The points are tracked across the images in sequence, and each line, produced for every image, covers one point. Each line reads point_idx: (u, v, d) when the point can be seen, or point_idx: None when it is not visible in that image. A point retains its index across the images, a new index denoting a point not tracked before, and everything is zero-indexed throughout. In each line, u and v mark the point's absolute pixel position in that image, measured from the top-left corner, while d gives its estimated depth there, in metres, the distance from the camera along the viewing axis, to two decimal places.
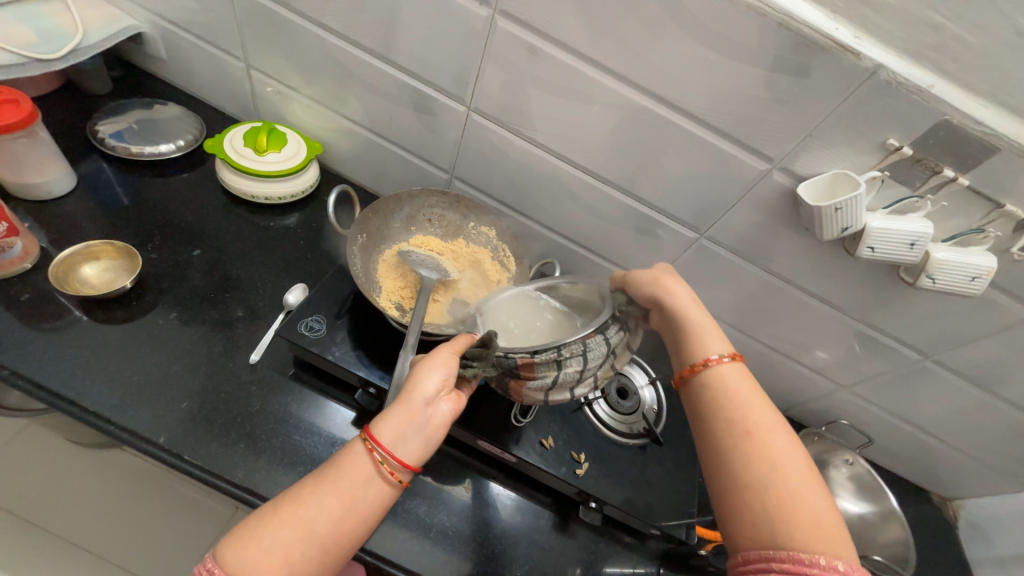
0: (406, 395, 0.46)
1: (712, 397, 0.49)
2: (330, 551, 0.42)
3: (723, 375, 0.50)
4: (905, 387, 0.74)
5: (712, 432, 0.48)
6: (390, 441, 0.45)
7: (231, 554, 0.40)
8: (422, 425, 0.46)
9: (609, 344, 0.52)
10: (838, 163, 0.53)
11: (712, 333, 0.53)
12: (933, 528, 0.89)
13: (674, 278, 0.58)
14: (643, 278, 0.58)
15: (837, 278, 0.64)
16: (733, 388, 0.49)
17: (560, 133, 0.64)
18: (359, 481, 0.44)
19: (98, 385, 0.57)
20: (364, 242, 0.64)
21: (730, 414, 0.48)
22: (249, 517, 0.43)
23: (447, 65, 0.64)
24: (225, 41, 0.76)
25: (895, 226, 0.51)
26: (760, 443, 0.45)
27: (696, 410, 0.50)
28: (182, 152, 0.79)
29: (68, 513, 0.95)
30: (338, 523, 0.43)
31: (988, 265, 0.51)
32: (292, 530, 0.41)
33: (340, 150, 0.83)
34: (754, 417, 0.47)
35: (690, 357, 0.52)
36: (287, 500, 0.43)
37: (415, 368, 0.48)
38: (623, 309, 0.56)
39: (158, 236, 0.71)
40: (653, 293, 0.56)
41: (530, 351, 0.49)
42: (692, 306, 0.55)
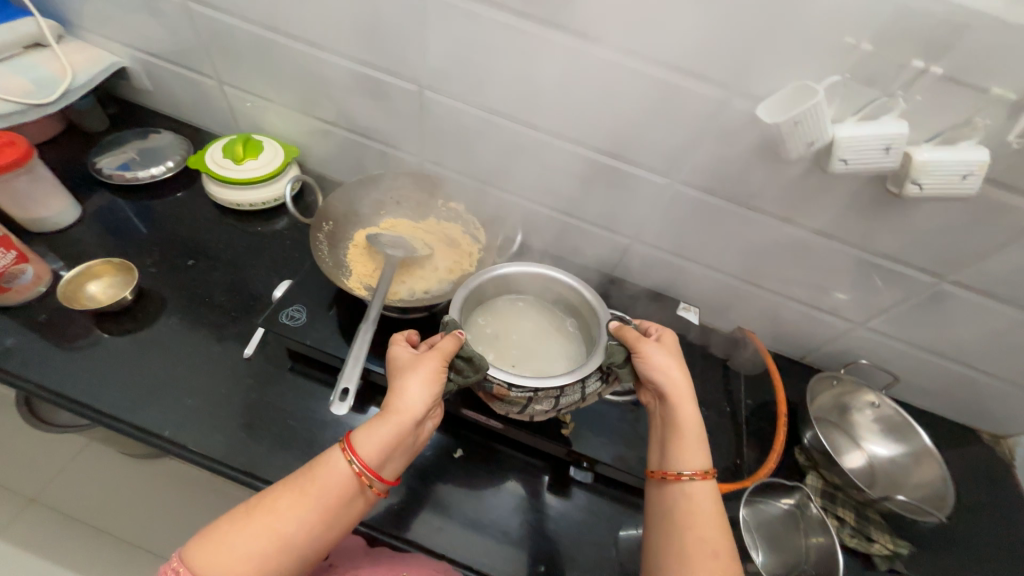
0: (393, 412, 0.49)
1: (681, 509, 0.50)
2: (307, 559, 0.46)
3: (697, 490, 0.50)
4: (925, 315, 0.68)
5: (675, 543, 0.48)
6: (377, 464, 0.48)
7: (207, 558, 0.42)
8: (406, 448, 0.50)
9: (584, 391, 0.52)
10: (797, 75, 0.49)
11: (700, 444, 0.52)
12: (988, 470, 0.81)
13: (680, 364, 0.55)
14: (658, 363, 0.54)
15: (824, 203, 0.59)
16: (703, 504, 0.50)
17: (512, 96, 0.63)
18: (344, 495, 0.47)
19: (109, 389, 0.62)
20: (330, 230, 0.66)
21: (695, 529, 0.48)
22: (224, 522, 0.45)
23: (392, 45, 0.64)
24: (196, 62, 0.80)
25: (866, 132, 0.47)
26: (719, 564, 0.46)
27: (664, 511, 0.51)
28: (173, 173, 0.85)
29: (129, 513, 1.05)
30: (318, 534, 0.46)
31: (980, 158, 0.46)
32: (272, 542, 0.44)
33: (318, 151, 0.86)
34: (716, 536, 0.48)
35: (672, 460, 0.52)
36: (264, 511, 0.45)
37: (404, 385, 0.50)
38: (618, 368, 0.54)
39: (156, 251, 0.76)
40: (659, 379, 0.53)
41: (507, 384, 0.51)
42: (688, 403, 0.53)
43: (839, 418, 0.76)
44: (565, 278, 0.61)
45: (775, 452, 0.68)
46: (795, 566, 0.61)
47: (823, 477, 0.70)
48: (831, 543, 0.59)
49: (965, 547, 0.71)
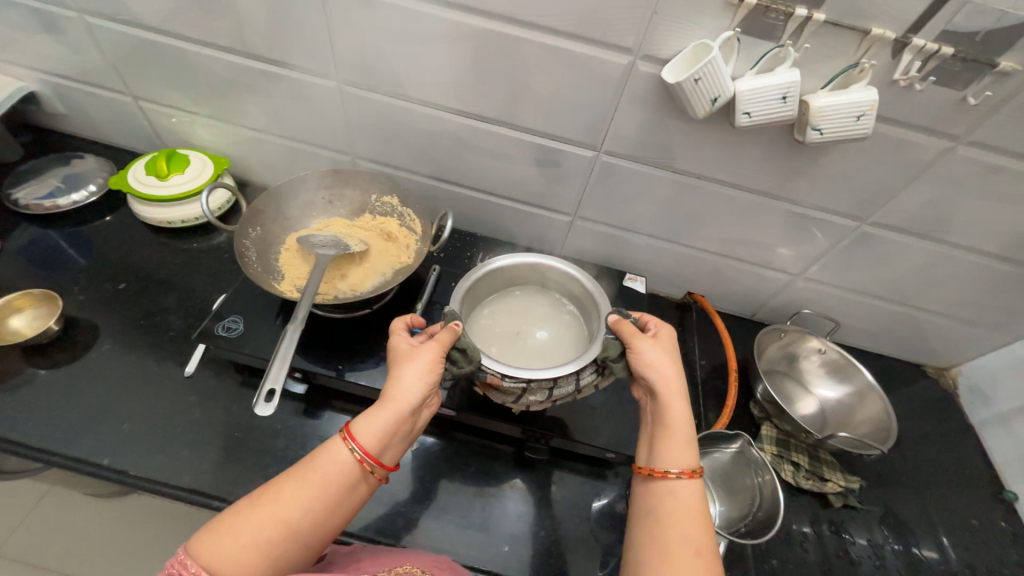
0: (392, 399, 0.48)
1: (665, 507, 0.47)
2: (311, 548, 0.45)
3: (682, 487, 0.48)
4: (855, 259, 0.71)
5: (659, 541, 0.45)
6: (379, 450, 0.47)
7: (209, 552, 0.41)
8: (406, 433, 0.50)
9: (578, 384, 0.53)
10: (693, 34, 0.50)
11: (689, 440, 0.50)
12: (934, 401, 0.84)
13: (676, 362, 0.54)
14: (651, 359, 0.53)
15: (742, 159, 0.61)
16: (690, 502, 0.47)
17: (430, 82, 0.63)
18: (347, 483, 0.46)
19: (41, 423, 0.59)
20: (258, 235, 0.64)
21: (677, 527, 0.46)
22: (223, 514, 0.44)
23: (301, 42, 0.63)
24: (106, 79, 0.77)
25: (762, 83, 0.48)
26: (701, 564, 0.43)
27: (647, 507, 0.49)
28: (97, 197, 0.81)
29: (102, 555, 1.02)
30: (323, 523, 0.45)
31: (869, 98, 0.47)
32: (274, 533, 0.43)
33: (249, 160, 0.84)
34: (700, 534, 0.45)
35: (660, 457, 0.50)
36: (264, 502, 0.44)
37: (403, 370, 0.49)
38: (614, 364, 0.54)
39: (84, 278, 0.74)
40: (650, 375, 0.52)
41: (500, 373, 0.51)
42: (681, 401, 0.52)
43: (789, 367, 0.79)
44: (570, 268, 0.63)
45: (729, 407, 0.70)
46: (753, 509, 0.62)
47: (777, 426, 0.72)
48: (773, 480, 0.61)
49: (914, 476, 0.74)
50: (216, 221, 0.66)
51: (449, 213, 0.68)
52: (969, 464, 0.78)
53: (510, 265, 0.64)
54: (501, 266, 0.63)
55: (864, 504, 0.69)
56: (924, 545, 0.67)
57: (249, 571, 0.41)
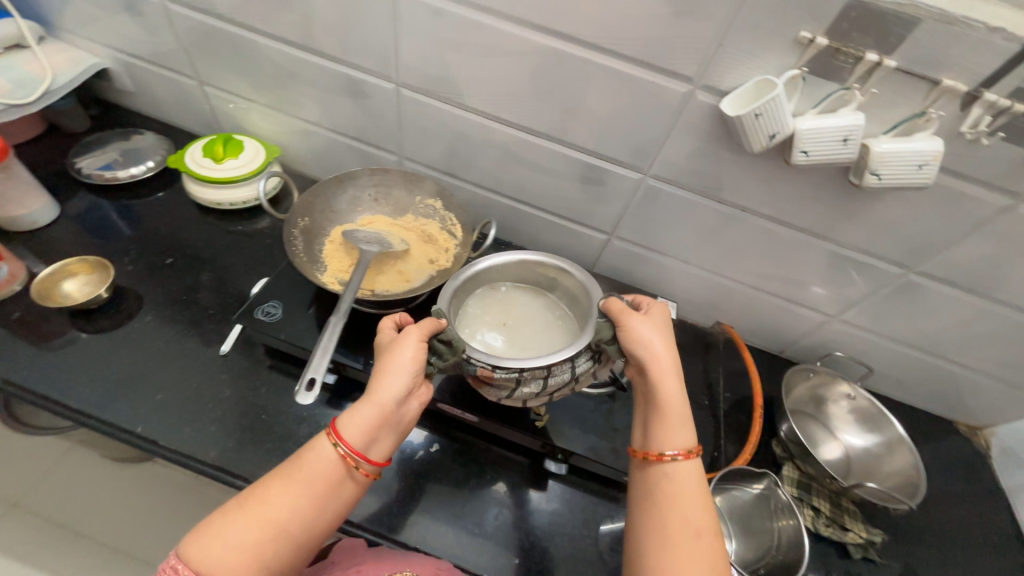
0: (374, 395, 0.49)
1: (664, 490, 0.49)
2: (303, 544, 0.46)
3: (680, 468, 0.49)
4: (896, 307, 0.69)
5: (659, 523, 0.47)
6: (362, 444, 0.48)
7: (198, 555, 0.43)
8: (393, 425, 0.50)
9: (575, 373, 0.52)
10: (758, 69, 0.50)
11: (685, 421, 0.51)
12: (964, 461, 0.82)
13: (666, 338, 0.55)
14: (640, 334, 0.54)
15: (792, 197, 0.61)
16: (688, 484, 0.49)
17: (486, 93, 0.64)
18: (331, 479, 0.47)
19: (83, 386, 0.62)
20: (306, 226, 0.66)
21: (676, 510, 0.47)
22: (213, 517, 0.46)
23: (368, 45, 0.65)
24: (177, 63, 0.81)
25: (825, 123, 0.48)
26: (700, 545, 0.45)
27: (647, 490, 0.50)
28: (153, 172, 0.85)
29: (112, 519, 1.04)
30: (311, 520, 0.47)
31: (934, 148, 0.47)
32: (263, 531, 0.45)
33: (300, 151, 0.87)
34: (698, 516, 0.47)
35: (657, 439, 0.51)
36: (253, 502, 0.46)
37: (384, 367, 0.50)
38: (607, 346, 0.54)
39: (135, 250, 0.76)
40: (639, 350, 0.53)
41: (490, 364, 0.51)
42: (672, 378, 0.53)
43: (815, 409, 0.77)
44: (559, 262, 0.62)
45: (751, 444, 0.69)
46: (769, 551, 0.61)
47: (800, 468, 0.70)
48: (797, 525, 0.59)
49: (939, 536, 0.72)
50: (270, 207, 0.71)
51: (492, 221, 0.70)
52: (998, 531, 0.74)
53: (502, 262, 0.63)
54: (492, 264, 0.62)
55: (884, 560, 0.67)
56: None
57: (243, 569, 0.43)
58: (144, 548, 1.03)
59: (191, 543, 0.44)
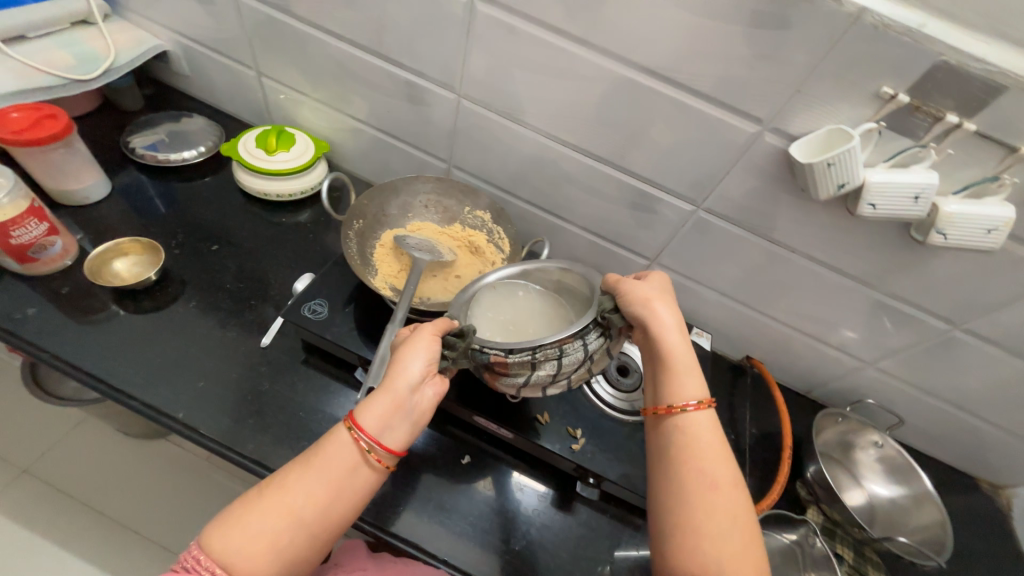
0: (389, 382, 0.48)
1: (681, 443, 0.49)
2: (322, 532, 0.45)
3: (694, 420, 0.50)
4: (935, 360, 0.69)
5: (678, 478, 0.48)
6: (376, 430, 0.47)
7: (221, 543, 0.43)
8: (408, 413, 0.48)
9: (587, 349, 0.52)
10: (832, 118, 0.51)
11: (693, 373, 0.52)
12: (984, 518, 0.81)
13: (663, 298, 0.55)
14: (636, 294, 0.54)
15: (845, 244, 0.61)
16: (702, 437, 0.50)
17: (547, 112, 0.65)
18: (345, 466, 0.46)
19: (127, 367, 0.62)
20: (359, 228, 0.67)
21: (694, 465, 0.48)
22: (233, 506, 0.45)
23: (435, 54, 0.66)
24: (238, 52, 0.81)
25: (897, 179, 0.48)
26: (719, 496, 0.47)
27: (661, 446, 0.51)
28: (203, 158, 0.85)
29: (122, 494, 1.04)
30: (327, 508, 0.45)
31: (1005, 215, 0.47)
32: (281, 518, 0.44)
33: (347, 148, 0.87)
34: (716, 469, 0.48)
35: (668, 394, 0.51)
36: (272, 489, 0.46)
37: (398, 355, 0.49)
38: (610, 315, 0.53)
39: (182, 234, 0.77)
40: (640, 313, 0.53)
41: (505, 350, 0.50)
42: (677, 335, 0.53)
43: (842, 454, 0.77)
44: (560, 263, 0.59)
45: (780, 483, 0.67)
46: None
47: (824, 513, 0.70)
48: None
49: None
50: (333, 211, 0.73)
51: (545, 241, 0.72)
52: None
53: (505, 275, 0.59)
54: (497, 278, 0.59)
55: None
56: None
57: (264, 557, 0.43)
58: (149, 525, 1.03)
59: (212, 531, 0.43)
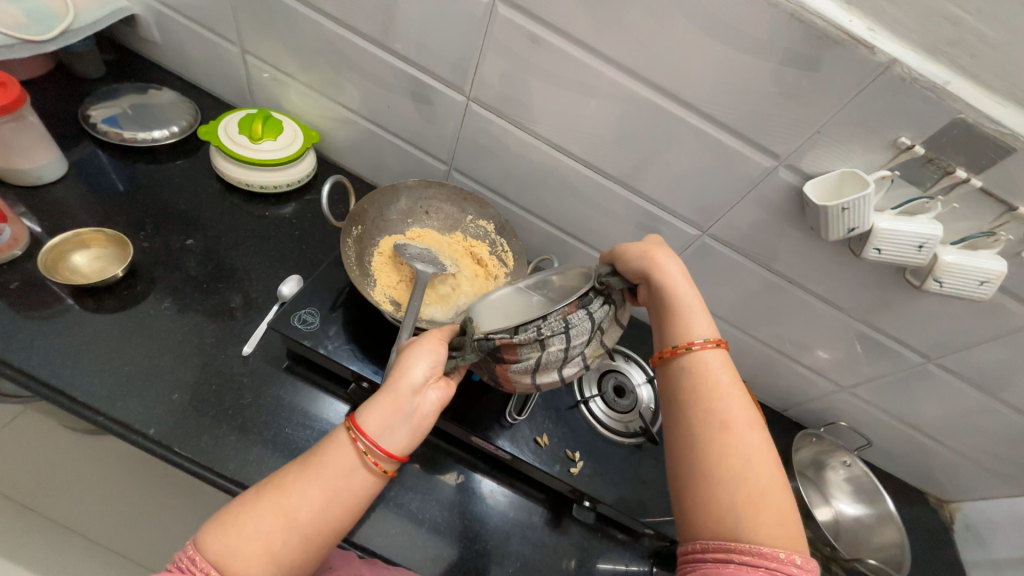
0: (391, 382, 0.45)
1: (690, 383, 0.48)
2: (317, 537, 0.41)
3: (704, 359, 0.49)
4: (906, 390, 0.73)
5: (687, 423, 0.47)
6: (375, 431, 0.44)
7: (212, 542, 0.39)
8: (409, 415, 0.45)
9: (593, 319, 0.48)
10: (847, 161, 0.51)
11: (701, 314, 0.51)
12: (931, 531, 0.88)
13: (665, 251, 0.53)
14: (632, 250, 0.53)
15: (840, 278, 0.63)
16: (710, 376, 0.48)
17: (560, 125, 0.63)
18: (343, 468, 0.43)
19: (90, 376, 0.57)
20: (359, 234, 0.64)
21: (703, 405, 0.47)
22: (231, 504, 0.42)
23: (447, 53, 0.62)
24: (219, 25, 0.74)
25: (904, 227, 0.50)
26: (733, 435, 0.45)
27: (671, 391, 0.50)
28: (176, 139, 0.78)
29: (55, 495, 0.93)
30: (323, 512, 0.42)
31: (998, 269, 0.50)
32: (276, 520, 0.40)
33: (337, 139, 0.81)
34: (729, 408, 0.46)
35: (674, 337, 0.51)
36: (269, 489, 0.42)
37: (402, 356, 0.47)
38: (608, 279, 0.50)
39: (151, 224, 0.70)
40: (638, 263, 0.52)
41: (510, 332, 0.47)
42: (682, 283, 0.52)
43: (815, 473, 0.81)
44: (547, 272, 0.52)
45: None
46: None
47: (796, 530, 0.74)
48: None
49: None
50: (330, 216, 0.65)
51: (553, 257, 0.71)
52: None
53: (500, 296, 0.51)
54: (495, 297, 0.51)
55: None
56: None
57: (255, 559, 0.39)
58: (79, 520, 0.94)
59: (206, 529, 0.40)
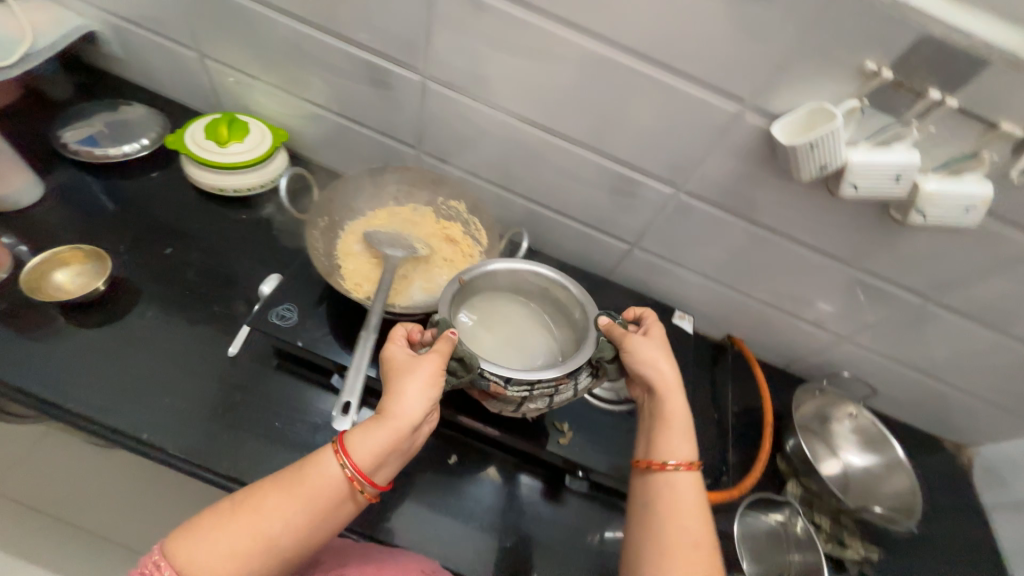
0: (389, 416, 0.45)
1: (664, 498, 0.48)
2: (293, 558, 0.43)
3: (681, 478, 0.49)
4: (909, 333, 0.71)
5: (656, 535, 0.46)
6: (369, 466, 0.44)
7: (189, 557, 0.40)
8: (401, 449, 0.47)
9: (577, 389, 0.52)
10: (815, 94, 0.49)
11: (687, 436, 0.51)
12: (950, 477, 0.85)
13: (667, 355, 0.54)
14: (642, 355, 0.53)
15: (824, 222, 0.61)
16: (685, 496, 0.48)
17: (519, 94, 0.61)
18: (332, 499, 0.44)
19: (83, 388, 0.58)
20: (325, 226, 0.64)
21: (674, 522, 0.47)
22: (207, 517, 0.42)
23: (397, 31, 0.61)
24: (175, 31, 0.74)
25: (877, 159, 0.47)
26: (698, 556, 0.45)
27: (646, 499, 0.49)
28: (148, 151, 0.78)
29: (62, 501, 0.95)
30: (305, 537, 0.43)
31: (983, 193, 0.47)
32: (256, 542, 0.41)
33: (304, 135, 0.80)
34: (699, 527, 0.47)
35: (659, 449, 0.51)
36: (250, 508, 0.42)
37: (400, 384, 0.46)
38: (608, 365, 0.52)
39: (131, 237, 0.71)
40: (646, 371, 0.52)
41: (504, 381, 0.49)
42: (676, 393, 0.53)
43: (819, 426, 0.79)
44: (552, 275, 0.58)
45: (761, 464, 0.69)
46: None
47: (803, 485, 0.72)
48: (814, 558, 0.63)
49: (925, 549, 0.75)
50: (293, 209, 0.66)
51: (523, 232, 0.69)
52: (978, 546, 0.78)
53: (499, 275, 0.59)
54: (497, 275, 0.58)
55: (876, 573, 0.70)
56: None
57: None
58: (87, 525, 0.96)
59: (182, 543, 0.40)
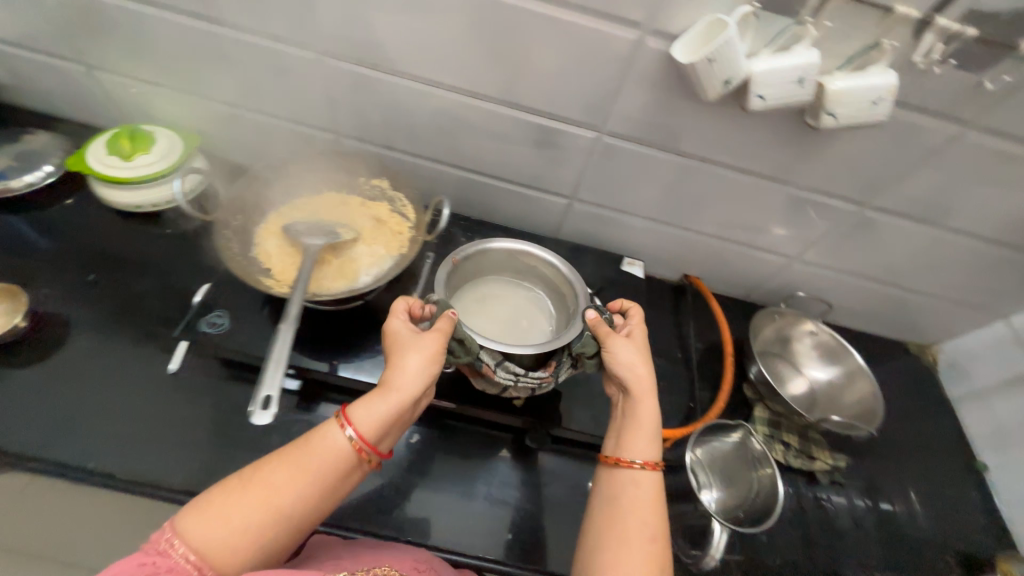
0: (394, 388, 0.46)
1: (625, 495, 0.48)
2: (303, 532, 0.43)
3: (643, 478, 0.48)
4: (854, 243, 0.70)
5: (614, 528, 0.46)
6: (376, 436, 0.45)
7: (200, 536, 0.38)
8: (402, 422, 0.48)
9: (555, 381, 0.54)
10: (708, 7, 0.48)
11: (657, 441, 0.51)
12: (919, 379, 0.86)
13: (647, 358, 0.53)
14: (621, 360, 0.52)
15: (748, 140, 0.59)
16: (646, 494, 0.48)
17: (419, 55, 0.58)
18: (342, 470, 0.44)
19: (16, 427, 0.56)
20: (240, 225, 0.62)
21: (633, 517, 0.46)
22: (213, 494, 0.40)
23: (279, 6, 0.57)
24: (53, 45, 0.69)
25: (779, 64, 0.46)
26: (654, 552, 0.44)
27: (608, 493, 0.49)
28: (55, 178, 0.75)
29: None
30: (316, 510, 0.43)
31: (888, 82, 0.46)
32: (266, 516, 0.40)
33: (217, 137, 0.77)
34: (657, 522, 0.46)
35: (626, 447, 0.50)
36: (257, 484, 0.41)
37: (403, 357, 0.47)
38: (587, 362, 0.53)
39: (48, 269, 0.68)
40: (621, 373, 0.52)
41: (496, 365, 0.51)
42: (651, 400, 0.52)
43: (781, 348, 0.79)
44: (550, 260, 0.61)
45: (726, 392, 0.70)
46: (746, 501, 0.63)
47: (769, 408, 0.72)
48: (773, 471, 0.62)
49: (898, 450, 0.76)
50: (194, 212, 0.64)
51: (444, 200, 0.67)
52: (950, 440, 0.80)
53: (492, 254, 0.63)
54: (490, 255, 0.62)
55: (847, 479, 0.72)
56: (894, 501, 0.71)
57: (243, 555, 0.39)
58: None
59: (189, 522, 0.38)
